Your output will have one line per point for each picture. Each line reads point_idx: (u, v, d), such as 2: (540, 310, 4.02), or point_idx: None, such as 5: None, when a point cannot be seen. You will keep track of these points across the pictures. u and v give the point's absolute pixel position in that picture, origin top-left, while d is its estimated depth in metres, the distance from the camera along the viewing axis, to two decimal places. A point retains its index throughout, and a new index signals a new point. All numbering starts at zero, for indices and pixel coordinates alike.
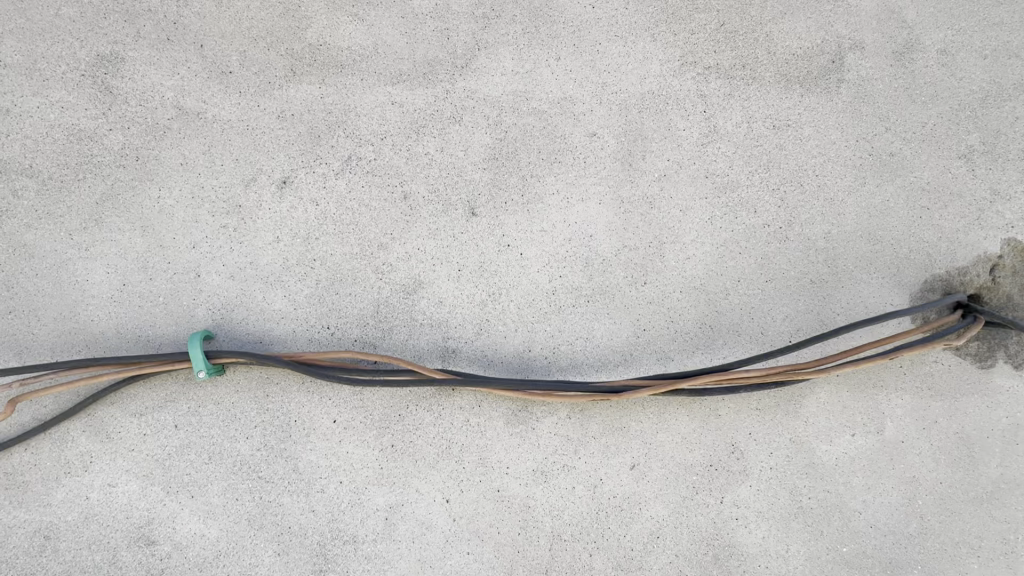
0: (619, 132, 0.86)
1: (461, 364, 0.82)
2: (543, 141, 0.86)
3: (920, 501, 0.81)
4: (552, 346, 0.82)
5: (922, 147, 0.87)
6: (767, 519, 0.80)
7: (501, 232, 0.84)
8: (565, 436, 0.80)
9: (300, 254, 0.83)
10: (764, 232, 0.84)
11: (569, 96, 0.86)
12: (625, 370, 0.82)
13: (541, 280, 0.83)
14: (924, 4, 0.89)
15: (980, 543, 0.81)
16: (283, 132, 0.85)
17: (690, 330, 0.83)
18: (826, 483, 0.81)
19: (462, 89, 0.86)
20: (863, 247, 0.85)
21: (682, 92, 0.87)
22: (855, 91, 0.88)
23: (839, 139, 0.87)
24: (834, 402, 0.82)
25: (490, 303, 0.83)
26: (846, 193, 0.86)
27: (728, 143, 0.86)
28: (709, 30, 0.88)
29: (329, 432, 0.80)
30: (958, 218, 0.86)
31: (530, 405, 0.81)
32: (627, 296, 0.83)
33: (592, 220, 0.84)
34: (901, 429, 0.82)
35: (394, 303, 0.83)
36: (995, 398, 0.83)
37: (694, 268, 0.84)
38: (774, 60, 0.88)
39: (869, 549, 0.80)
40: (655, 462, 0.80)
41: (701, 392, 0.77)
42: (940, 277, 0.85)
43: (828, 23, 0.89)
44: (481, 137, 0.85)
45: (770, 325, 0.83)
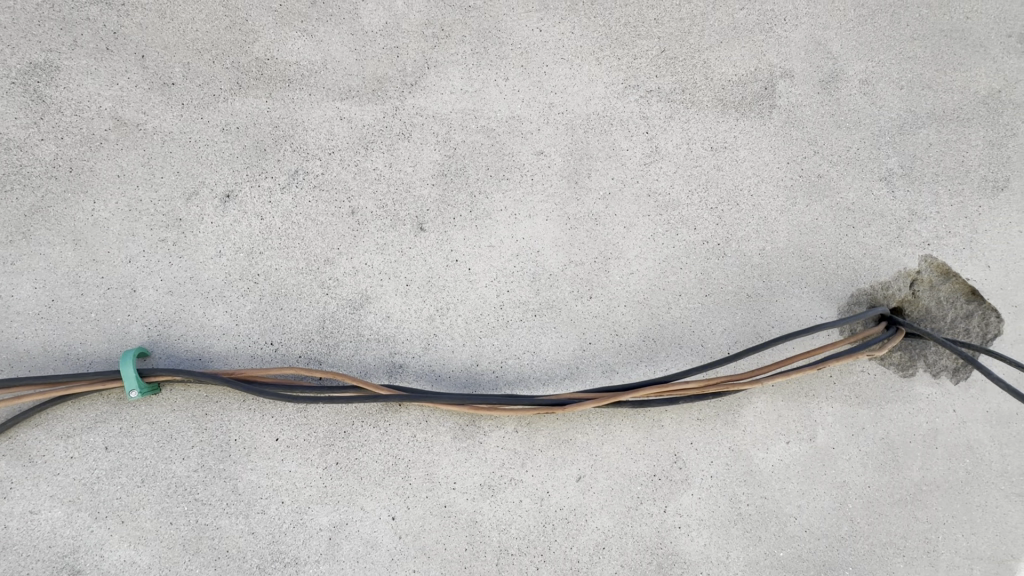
0: (565, 151, 0.89)
1: (409, 379, 0.82)
2: (491, 159, 0.87)
3: (850, 504, 0.85)
4: (500, 360, 0.83)
5: (846, 170, 0.93)
6: (708, 526, 0.83)
7: (450, 247, 0.85)
8: (512, 450, 0.81)
9: (243, 268, 0.82)
10: (703, 248, 0.88)
11: (517, 115, 0.89)
12: (571, 383, 0.84)
13: (489, 294, 0.84)
14: (846, 37, 0.96)
15: (906, 543, 0.85)
16: (228, 145, 0.84)
17: (634, 343, 0.85)
18: (763, 490, 0.84)
19: (411, 107, 0.87)
20: (794, 263, 0.89)
21: (625, 113, 0.90)
22: (785, 117, 0.93)
23: (772, 161, 0.92)
24: (769, 411, 0.86)
25: (438, 317, 0.83)
26: (778, 212, 0.90)
27: (669, 163, 0.90)
28: (650, 55, 0.92)
29: (271, 451, 0.78)
30: (880, 236, 0.92)
31: (477, 419, 0.81)
32: (573, 310, 0.85)
33: (539, 236, 0.86)
34: (832, 435, 0.86)
35: (341, 318, 0.82)
36: (916, 404, 0.88)
37: (638, 282, 0.87)
38: (711, 86, 0.93)
39: (803, 553, 0.84)
40: (601, 473, 0.82)
41: (643, 404, 0.80)
42: (865, 291, 0.90)
43: (761, 53, 0.94)
44: (430, 154, 0.86)
45: (710, 338, 0.86)
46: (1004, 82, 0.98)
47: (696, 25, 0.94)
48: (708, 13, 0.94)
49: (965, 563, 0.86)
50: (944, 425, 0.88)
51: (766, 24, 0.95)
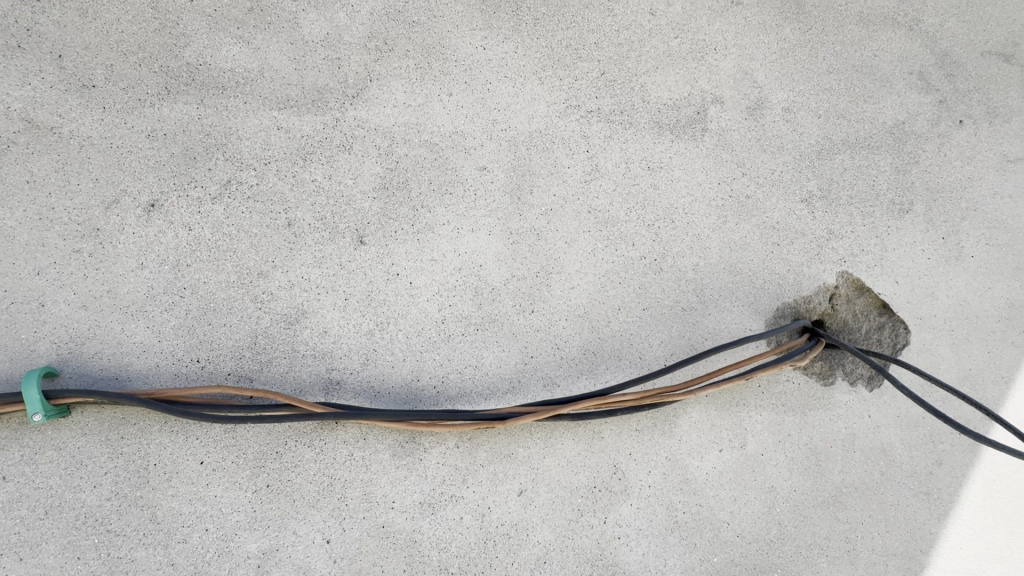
0: (508, 167, 0.90)
1: (346, 396, 0.80)
2: (434, 173, 0.87)
3: (778, 508, 0.89)
4: (441, 375, 0.82)
5: (771, 191, 0.99)
6: (646, 535, 0.84)
7: (391, 261, 0.84)
8: (453, 466, 0.80)
9: (168, 282, 0.77)
10: (640, 264, 0.91)
11: (461, 130, 0.89)
12: (513, 396, 0.84)
13: (430, 309, 0.84)
14: (770, 68, 1.03)
15: (829, 543, 0.90)
16: (154, 152, 0.80)
17: (575, 356, 0.86)
18: (698, 498, 0.87)
19: (352, 118, 0.86)
20: (725, 278, 0.94)
21: (566, 132, 0.93)
22: (716, 140, 0.98)
23: (704, 181, 0.96)
24: (703, 420, 0.89)
25: (377, 332, 0.82)
26: (710, 230, 0.95)
27: (608, 181, 0.93)
28: (591, 77, 0.96)
29: (195, 475, 0.74)
30: (802, 253, 0.98)
31: (418, 436, 0.80)
32: (515, 324, 0.86)
33: (482, 250, 0.87)
34: (761, 443, 0.90)
35: (275, 333, 0.79)
36: (836, 411, 0.94)
37: (578, 296, 0.88)
38: (648, 108, 0.97)
39: (736, 558, 0.87)
40: (542, 486, 0.82)
41: (582, 416, 0.81)
42: (789, 305, 0.96)
43: (694, 79, 1.00)
44: (372, 166, 0.85)
45: (647, 350, 0.89)
46: (906, 115, 1.08)
47: (633, 51, 0.98)
48: (644, 40, 0.99)
49: (881, 560, 0.91)
50: (860, 430, 0.95)
51: (698, 53, 1.00)
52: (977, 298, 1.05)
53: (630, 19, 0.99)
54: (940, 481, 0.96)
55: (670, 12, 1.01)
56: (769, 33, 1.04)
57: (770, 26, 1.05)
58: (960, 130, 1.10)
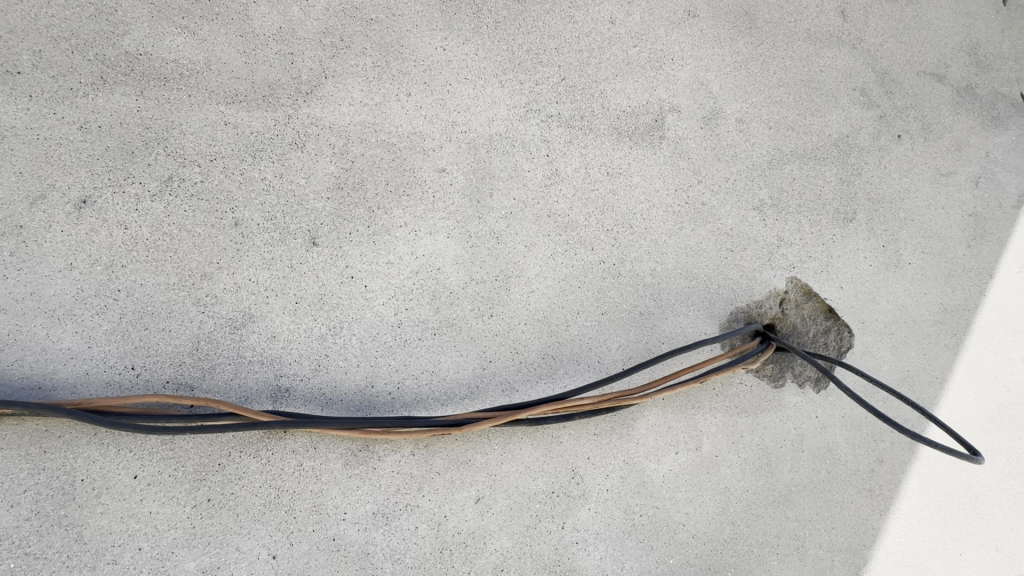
0: (467, 169, 0.89)
1: (295, 404, 0.76)
2: (392, 174, 0.85)
3: (731, 508, 0.91)
4: (397, 381, 0.80)
5: (725, 199, 1.02)
6: (604, 539, 0.84)
7: (345, 263, 0.81)
8: (409, 474, 0.78)
9: (100, 284, 0.72)
10: (599, 268, 0.92)
11: (419, 131, 0.88)
12: (471, 402, 0.83)
13: (386, 312, 0.81)
14: (725, 79, 1.06)
15: (779, 541, 0.92)
16: (86, 145, 0.75)
17: (534, 361, 0.86)
18: (654, 500, 0.88)
19: (306, 116, 0.83)
20: (682, 283, 0.96)
21: (526, 136, 0.93)
22: (673, 148, 1.01)
23: (661, 187, 0.98)
24: (660, 423, 0.90)
25: (330, 337, 0.79)
26: (668, 236, 0.97)
27: (568, 186, 0.93)
28: (551, 82, 0.96)
29: (128, 490, 0.69)
30: (754, 259, 1.01)
31: (372, 444, 0.78)
32: (473, 328, 0.84)
33: (440, 253, 0.85)
34: (715, 444, 0.92)
35: (219, 338, 0.75)
36: (786, 412, 0.97)
37: (537, 300, 0.88)
38: (608, 115, 0.98)
39: (691, 558, 0.88)
40: (499, 493, 0.81)
41: (540, 421, 0.81)
42: (742, 309, 0.99)
43: (652, 87, 1.01)
44: (326, 166, 0.83)
45: (606, 354, 0.89)
46: (850, 129, 1.13)
47: (593, 58, 0.99)
48: (604, 47, 1.00)
49: (828, 556, 0.95)
50: (808, 430, 0.98)
51: (656, 62, 1.02)
52: (914, 303, 1.11)
53: (591, 27, 1.00)
54: (881, 478, 1.01)
55: (629, 21, 1.02)
56: (723, 46, 1.08)
57: (724, 39, 1.08)
58: (898, 145, 1.17)
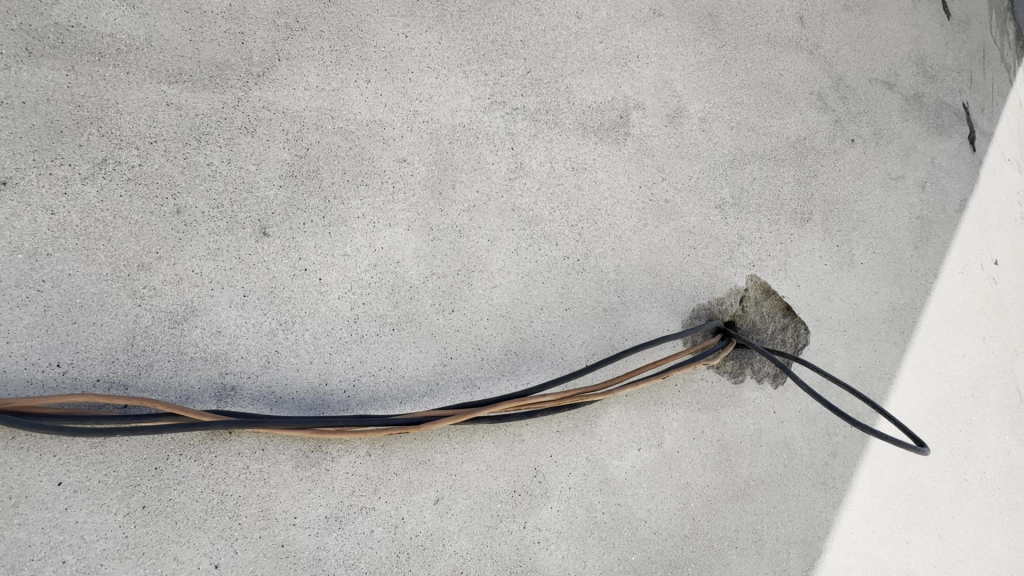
0: (429, 160, 0.86)
1: (241, 403, 0.72)
2: (349, 163, 0.82)
3: (692, 504, 0.92)
4: (352, 378, 0.77)
5: (688, 197, 1.02)
6: (566, 538, 0.83)
7: (297, 255, 0.77)
8: (364, 475, 0.75)
9: (21, 273, 0.66)
10: (563, 264, 0.91)
11: (379, 120, 0.85)
12: (430, 400, 0.80)
13: (342, 307, 0.78)
14: (689, 79, 1.07)
15: (738, 535, 0.93)
16: (8, 122, 0.68)
17: (496, 357, 0.84)
18: (617, 497, 0.87)
19: (257, 99, 0.79)
20: (645, 280, 0.96)
21: (490, 128, 0.91)
22: (638, 145, 1.01)
23: (626, 184, 0.98)
24: (623, 420, 0.90)
25: (281, 332, 0.75)
26: (632, 232, 0.97)
27: (532, 180, 0.92)
28: (516, 74, 0.94)
29: (49, 499, 0.63)
30: (716, 257, 1.02)
31: (325, 444, 0.74)
32: (434, 324, 0.82)
33: (400, 246, 0.82)
34: (677, 440, 0.93)
35: (157, 333, 0.70)
36: (745, 408, 0.99)
37: (500, 296, 0.86)
38: (573, 109, 0.97)
39: (653, 555, 0.87)
40: (460, 493, 0.79)
41: (502, 418, 0.79)
42: (704, 306, 1.00)
43: (618, 84, 1.01)
44: (279, 152, 0.79)
45: (569, 351, 0.88)
46: (808, 131, 1.16)
47: (559, 51, 0.98)
48: (570, 42, 0.99)
49: (784, 548, 0.96)
50: (766, 425, 1.00)
51: (622, 59, 1.02)
52: (866, 302, 1.15)
53: (556, 20, 0.99)
54: (834, 471, 1.04)
55: (595, 17, 1.02)
56: (687, 46, 1.09)
57: (688, 39, 1.09)
58: (852, 148, 1.21)
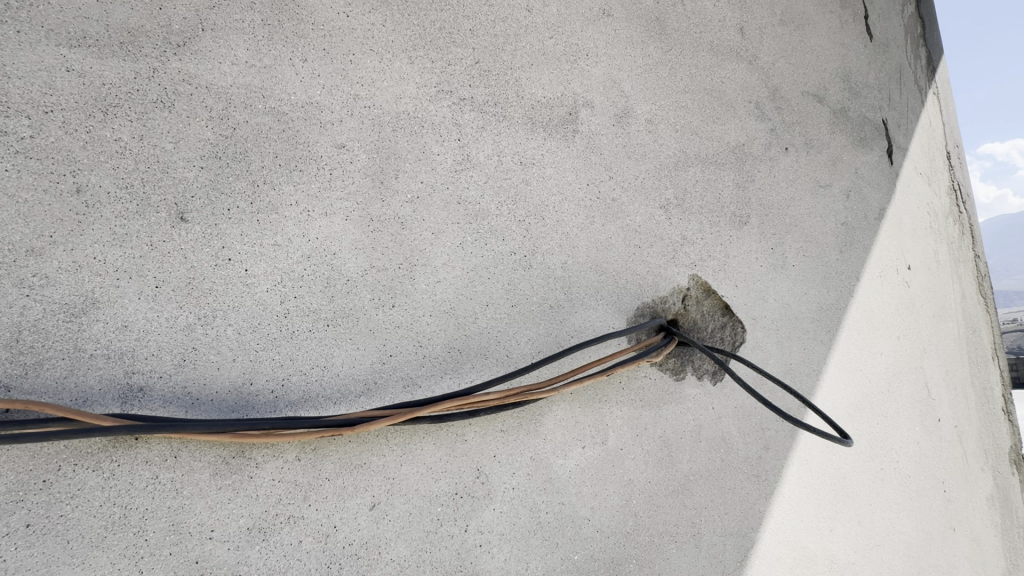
0: (370, 147, 0.82)
1: (151, 406, 0.65)
2: (281, 146, 0.76)
3: (634, 500, 0.92)
4: (281, 378, 0.71)
5: (635, 196, 1.04)
6: (508, 540, 0.81)
7: (220, 243, 0.71)
8: (293, 482, 0.70)
9: None
10: (510, 259, 0.89)
11: (317, 102, 0.79)
12: (368, 399, 0.76)
13: (271, 301, 0.72)
14: (636, 80, 1.09)
15: (678, 530, 0.95)
16: None
17: (439, 355, 0.81)
18: (560, 496, 0.86)
19: (176, 71, 0.72)
20: (591, 277, 0.96)
21: (436, 117, 0.88)
22: (586, 142, 1.00)
23: (574, 180, 0.98)
24: (567, 418, 0.89)
25: (200, 327, 0.68)
26: (579, 229, 0.96)
27: (479, 173, 0.90)
28: (464, 64, 0.92)
29: None
30: (660, 256, 1.04)
31: (249, 449, 0.68)
32: (372, 319, 0.78)
33: (337, 237, 0.78)
34: (620, 437, 0.93)
35: (48, 327, 0.61)
36: (685, 404, 1.01)
37: (444, 291, 0.83)
38: (522, 103, 0.96)
39: (596, 553, 0.87)
40: (398, 497, 0.75)
41: (443, 418, 0.76)
42: (648, 304, 1.01)
43: (567, 80, 1.01)
44: (201, 131, 0.72)
45: (515, 348, 0.87)
46: (746, 138, 1.21)
47: (508, 44, 0.96)
48: (520, 35, 0.98)
49: (721, 540, 0.99)
50: (704, 421, 1.03)
51: (572, 56, 1.02)
52: (796, 302, 1.21)
53: (506, 12, 0.97)
54: (767, 464, 1.08)
55: (546, 11, 1.01)
56: (635, 47, 1.10)
57: (637, 41, 1.10)
58: (786, 156, 1.27)
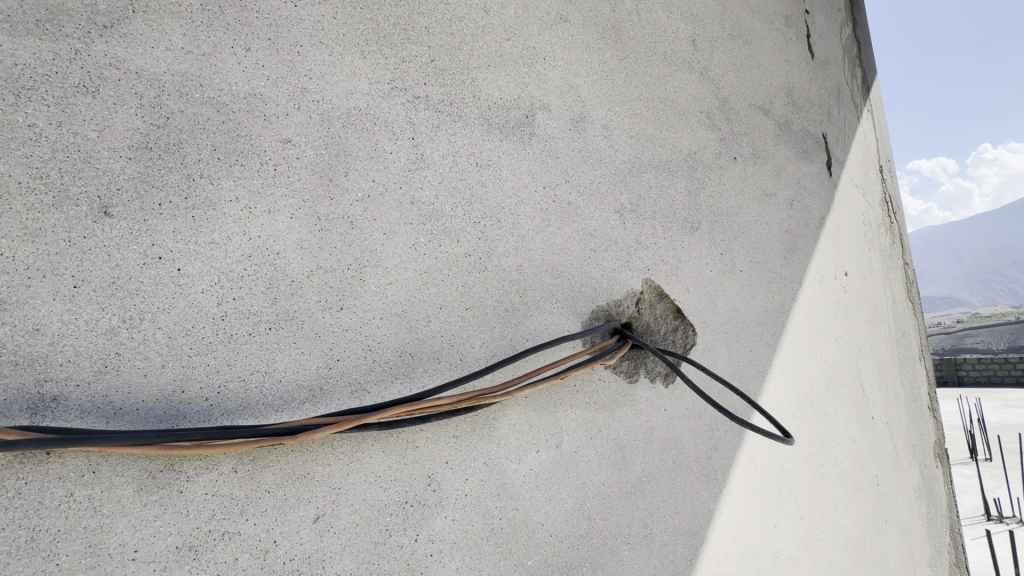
0: (319, 143, 0.79)
1: (66, 417, 0.59)
2: (221, 138, 0.72)
3: (588, 503, 0.92)
4: (217, 385, 0.67)
5: (590, 200, 1.05)
6: (460, 549, 0.79)
7: (149, 240, 0.66)
8: (228, 496, 0.65)
9: None
10: (464, 262, 0.88)
11: (260, 94, 0.76)
12: (312, 406, 0.72)
13: (207, 302, 0.68)
14: (592, 86, 1.10)
15: (630, 531, 0.96)
16: None
17: (389, 359, 0.79)
18: (514, 502, 0.85)
19: (102, 55, 0.66)
20: (547, 280, 0.96)
21: (390, 115, 0.85)
22: (543, 146, 1.01)
23: (530, 183, 0.98)
24: (522, 422, 0.88)
25: (125, 331, 0.63)
26: (535, 232, 0.96)
27: (433, 173, 0.88)
28: (419, 61, 0.90)
29: None
30: (615, 260, 1.05)
31: (180, 462, 0.64)
32: (318, 323, 0.74)
33: (281, 236, 0.74)
34: (574, 440, 0.93)
35: None
36: (637, 406, 1.03)
37: (395, 293, 0.81)
38: (478, 104, 0.95)
39: (549, 558, 0.86)
40: (344, 509, 0.72)
41: (392, 425, 0.74)
42: (603, 308, 1.02)
43: (524, 83, 1.01)
44: (129, 119, 0.67)
45: (469, 352, 0.85)
46: (698, 147, 1.25)
47: (465, 43, 0.95)
48: (476, 36, 0.97)
49: (672, 540, 1.00)
50: (656, 423, 1.05)
51: (528, 59, 1.02)
52: (744, 306, 1.26)
53: (463, 11, 0.96)
54: (715, 463, 1.11)
55: (503, 13, 1.01)
56: (592, 54, 1.11)
57: (593, 47, 1.12)
58: (734, 165, 1.32)
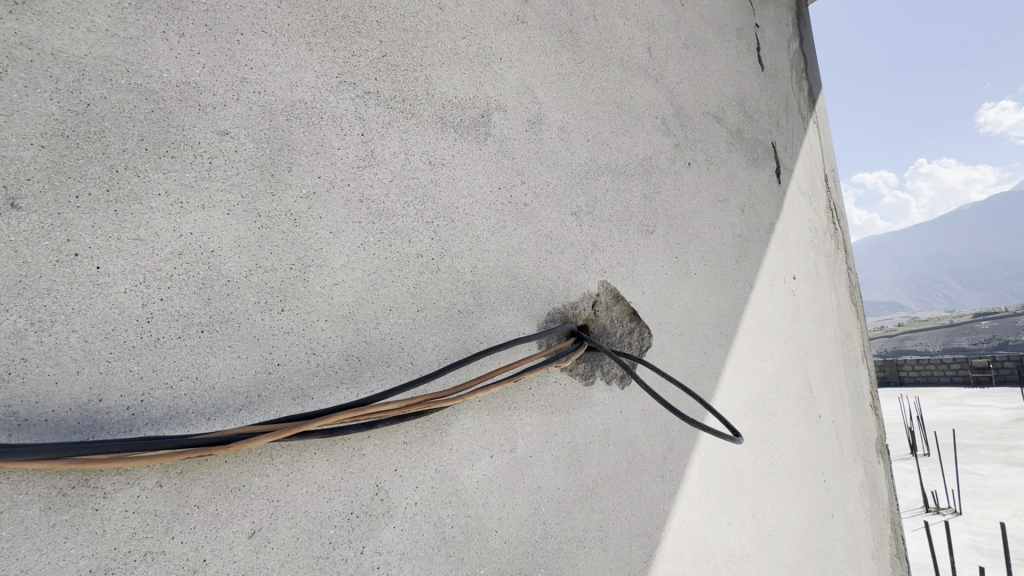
0: (259, 137, 0.75)
1: None
2: (149, 128, 0.67)
3: (543, 507, 0.91)
4: (140, 393, 0.62)
5: (546, 202, 1.04)
6: (410, 560, 0.76)
7: (64, 235, 0.61)
8: (152, 512, 0.60)
9: None
10: (416, 262, 0.86)
11: (195, 82, 0.71)
12: (249, 414, 0.68)
13: (130, 304, 0.63)
14: (549, 88, 1.10)
15: (586, 535, 0.95)
16: None
17: (334, 363, 0.75)
18: (467, 508, 0.83)
19: (11, 32, 0.61)
20: (502, 282, 0.94)
21: (337, 109, 0.82)
22: (499, 146, 1.00)
23: (485, 184, 0.96)
24: (475, 427, 0.87)
25: (32, 334, 0.57)
26: (490, 233, 0.95)
27: (384, 170, 0.85)
28: (370, 56, 0.87)
29: None
30: (571, 262, 1.05)
31: (96, 477, 0.58)
32: (257, 325, 0.70)
33: (216, 233, 0.70)
34: (529, 444, 0.92)
35: None
36: (593, 409, 1.03)
37: (342, 294, 0.78)
38: (432, 102, 0.93)
39: (503, 565, 0.84)
40: (283, 522, 0.68)
41: (336, 431, 0.70)
42: (559, 310, 1.01)
43: (480, 83, 0.99)
44: (42, 102, 0.61)
45: (419, 355, 0.83)
46: (653, 151, 1.27)
47: (419, 39, 0.93)
48: (430, 32, 0.95)
49: (628, 542, 1.00)
50: (612, 425, 1.05)
51: (484, 59, 1.01)
52: (698, 308, 1.28)
53: (417, 7, 0.94)
54: (670, 464, 1.12)
55: (458, 11, 0.99)
56: (549, 56, 1.11)
57: (550, 50, 1.12)
58: (689, 171, 1.35)
